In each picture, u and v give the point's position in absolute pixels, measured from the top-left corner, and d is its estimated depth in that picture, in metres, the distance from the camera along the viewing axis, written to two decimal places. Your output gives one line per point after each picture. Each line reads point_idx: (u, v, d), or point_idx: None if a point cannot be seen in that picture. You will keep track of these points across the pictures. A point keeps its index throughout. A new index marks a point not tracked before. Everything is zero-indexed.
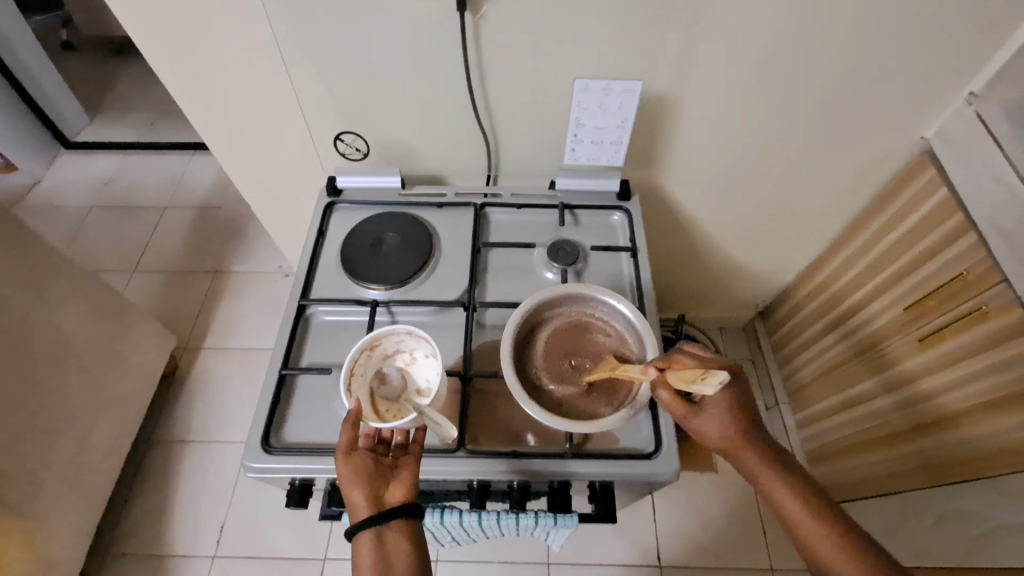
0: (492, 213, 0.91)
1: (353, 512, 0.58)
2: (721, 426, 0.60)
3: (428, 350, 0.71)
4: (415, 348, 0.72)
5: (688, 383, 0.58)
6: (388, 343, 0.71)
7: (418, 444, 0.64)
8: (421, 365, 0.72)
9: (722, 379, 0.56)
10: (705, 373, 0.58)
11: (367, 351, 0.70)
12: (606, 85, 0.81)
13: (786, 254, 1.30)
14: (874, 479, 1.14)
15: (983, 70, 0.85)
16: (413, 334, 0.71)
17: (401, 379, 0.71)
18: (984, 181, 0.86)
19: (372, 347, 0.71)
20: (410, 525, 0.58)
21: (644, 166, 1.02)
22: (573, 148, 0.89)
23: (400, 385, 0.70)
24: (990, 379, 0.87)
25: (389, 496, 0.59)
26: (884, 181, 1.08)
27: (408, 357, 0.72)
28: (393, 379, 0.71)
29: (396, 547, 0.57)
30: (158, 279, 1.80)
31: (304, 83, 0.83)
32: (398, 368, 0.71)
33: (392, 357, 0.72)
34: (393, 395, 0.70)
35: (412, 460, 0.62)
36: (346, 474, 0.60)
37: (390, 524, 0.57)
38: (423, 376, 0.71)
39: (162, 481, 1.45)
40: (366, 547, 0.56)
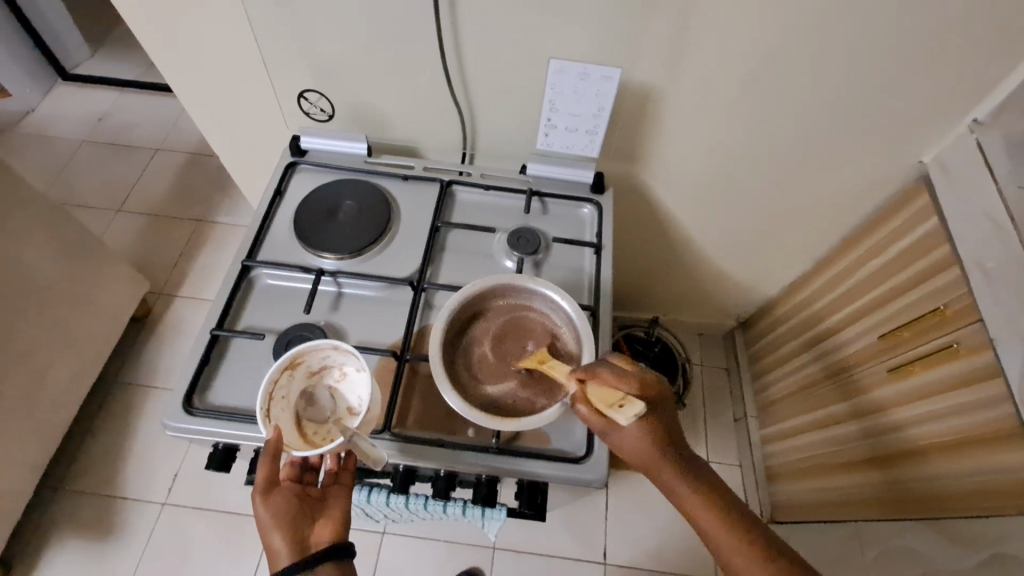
0: (459, 191, 0.87)
1: (274, 558, 0.56)
2: (639, 442, 0.56)
3: (356, 365, 0.65)
4: (344, 363, 0.67)
5: (605, 408, 0.55)
6: (314, 360, 0.66)
7: (348, 471, 0.65)
8: (352, 380, 0.67)
9: (637, 412, 0.53)
10: (623, 399, 0.55)
11: (289, 371, 0.64)
12: (584, 69, 0.77)
13: (770, 267, 1.26)
14: (825, 504, 1.13)
15: (990, 96, 0.80)
16: (340, 348, 0.65)
17: (331, 398, 0.66)
18: (973, 214, 0.82)
19: (294, 365, 0.65)
20: (338, 565, 0.56)
21: (628, 160, 0.98)
22: (547, 133, 0.85)
23: (329, 406, 0.66)
24: (948, 421, 0.84)
25: (315, 538, 0.58)
26: (877, 203, 1.03)
27: (338, 372, 0.67)
28: (321, 398, 0.66)
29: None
30: (140, 222, 1.78)
31: (268, 35, 0.79)
32: (327, 385, 0.67)
33: (319, 374, 0.67)
34: (322, 416, 0.66)
35: (340, 492, 0.62)
36: (268, 518, 0.57)
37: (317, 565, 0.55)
38: (354, 393, 0.66)
39: (121, 424, 1.45)
40: None
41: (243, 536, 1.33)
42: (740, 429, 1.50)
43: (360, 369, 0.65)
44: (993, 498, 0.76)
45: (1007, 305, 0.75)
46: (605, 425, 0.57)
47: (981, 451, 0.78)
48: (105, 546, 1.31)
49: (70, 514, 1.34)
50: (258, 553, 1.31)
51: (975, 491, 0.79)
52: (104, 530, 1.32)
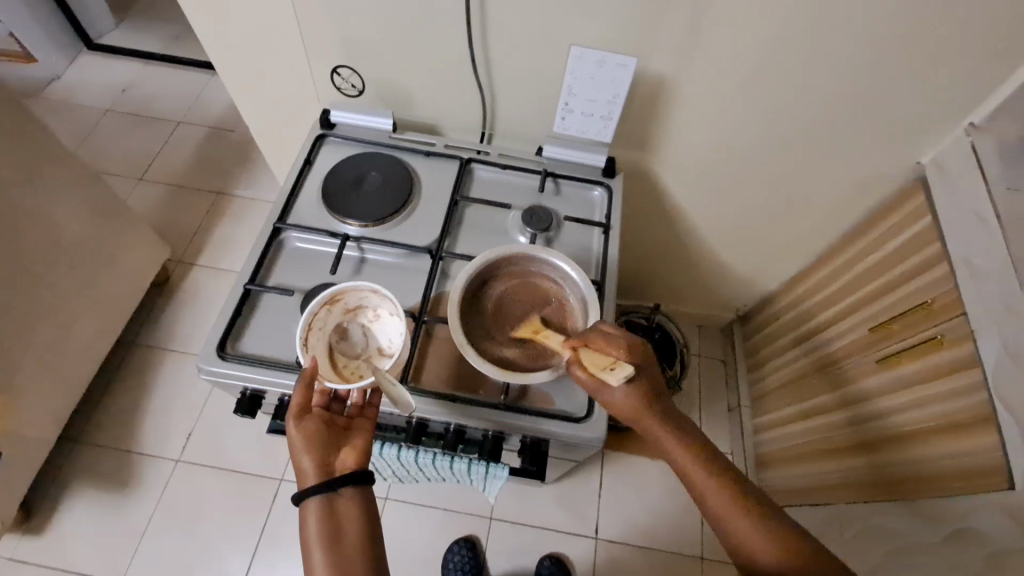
0: (477, 169, 0.92)
1: (302, 478, 0.61)
2: (632, 403, 0.61)
3: (391, 310, 0.73)
4: (379, 306, 0.74)
5: (597, 370, 0.61)
6: (352, 299, 0.73)
7: (373, 407, 0.69)
8: (384, 323, 0.74)
9: (627, 374, 0.59)
10: (614, 363, 0.61)
11: (328, 306, 0.71)
12: (601, 57, 0.81)
13: (771, 261, 1.31)
14: (810, 489, 1.18)
15: (986, 101, 0.85)
16: (378, 293, 0.72)
17: (363, 336, 0.74)
18: (964, 213, 0.86)
19: (332, 303, 0.72)
20: (360, 491, 0.61)
21: (639, 148, 1.03)
22: (564, 117, 0.90)
23: (361, 343, 0.73)
24: (928, 409, 0.89)
25: (340, 465, 0.63)
26: (877, 201, 1.08)
27: (372, 314, 0.75)
28: (352, 335, 0.73)
29: (345, 512, 0.60)
30: (162, 192, 1.83)
31: (306, 9, 0.83)
32: (361, 325, 0.74)
33: (355, 313, 0.74)
34: (351, 352, 0.73)
35: (365, 426, 0.67)
36: (301, 442, 0.62)
37: (341, 489, 0.60)
38: (385, 335, 0.74)
39: (138, 384, 1.51)
40: (314, 516, 0.59)
41: (252, 493, 1.40)
42: (733, 418, 1.55)
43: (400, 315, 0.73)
44: (961, 479, 0.81)
45: (989, 300, 0.79)
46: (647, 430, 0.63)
47: (955, 436, 0.83)
48: (121, 496, 1.37)
49: (87, 465, 1.41)
50: (266, 511, 1.38)
51: (947, 473, 0.84)
52: (120, 482, 1.39)
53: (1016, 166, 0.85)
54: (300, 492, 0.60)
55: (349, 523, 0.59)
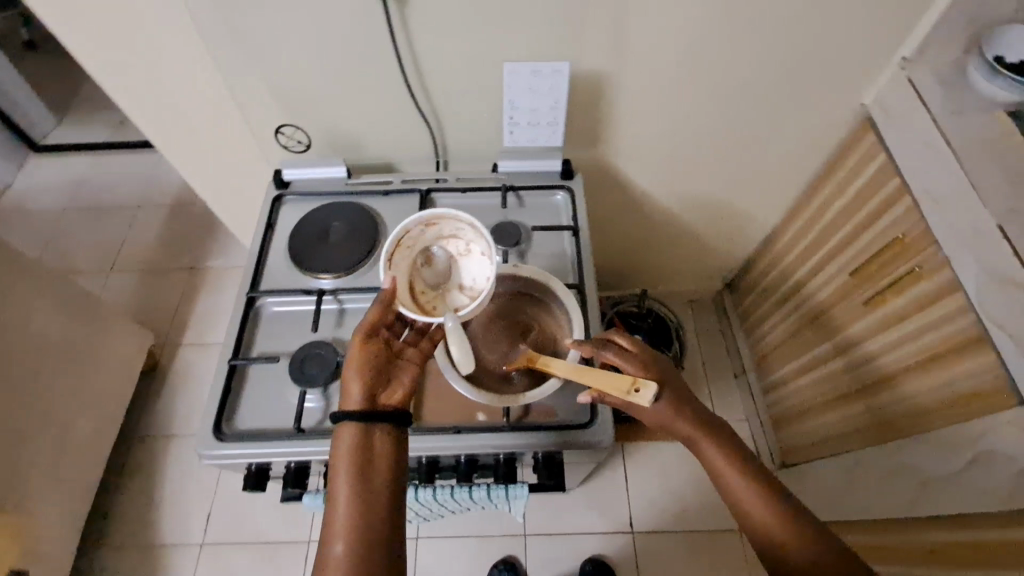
0: (439, 198, 0.93)
1: (345, 399, 0.61)
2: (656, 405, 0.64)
3: (483, 248, 0.73)
4: (472, 242, 0.74)
5: (622, 396, 0.61)
6: (448, 227, 0.75)
7: (430, 344, 0.69)
8: (472, 259, 0.74)
9: (654, 392, 0.60)
10: (635, 382, 0.61)
11: (424, 226, 0.75)
12: (534, 67, 0.83)
13: (745, 226, 1.32)
14: (829, 440, 1.19)
15: (911, 35, 0.88)
16: (475, 227, 0.74)
17: (449, 267, 0.74)
18: (916, 145, 0.88)
19: (430, 223, 0.75)
20: (395, 430, 0.61)
21: (592, 145, 1.03)
22: (512, 131, 0.91)
23: (446, 273, 0.73)
24: (923, 340, 0.90)
25: (384, 399, 0.63)
26: (832, 149, 1.09)
27: (464, 246, 0.75)
28: (438, 262, 0.74)
29: (379, 448, 0.59)
30: (134, 279, 1.81)
31: (235, 77, 0.83)
32: (450, 253, 0.74)
33: (448, 240, 0.75)
34: (432, 279, 0.73)
35: (416, 359, 0.67)
36: (357, 356, 0.64)
37: (379, 423, 0.60)
38: (469, 273, 0.73)
39: (148, 476, 1.49)
40: (347, 443, 0.59)
41: (283, 561, 1.37)
42: (742, 385, 1.56)
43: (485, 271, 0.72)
44: (969, 402, 0.82)
45: (956, 225, 0.81)
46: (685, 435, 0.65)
47: (954, 362, 0.84)
48: None
49: (111, 568, 1.38)
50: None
51: (955, 399, 0.84)
52: None
53: (954, 91, 0.87)
54: (340, 412, 0.60)
55: (380, 460, 0.59)
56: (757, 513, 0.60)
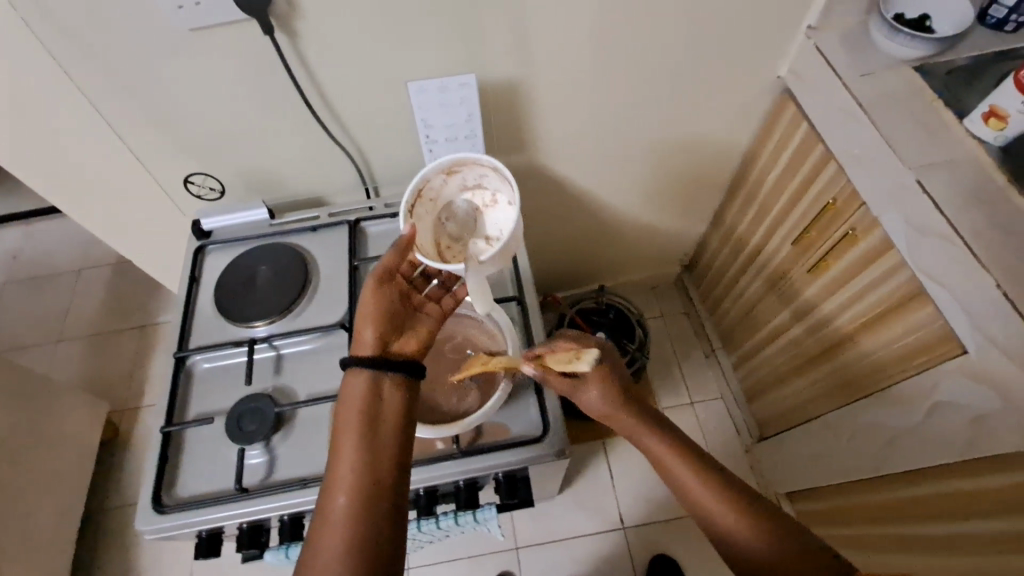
0: (369, 227, 0.90)
1: (359, 344, 0.63)
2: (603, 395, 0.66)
3: (508, 197, 0.71)
4: (498, 192, 0.73)
5: (567, 365, 0.63)
6: (470, 174, 0.73)
7: (450, 299, 0.70)
8: (497, 209, 0.72)
9: (594, 356, 0.61)
10: (577, 352, 0.63)
11: (444, 174, 0.73)
12: (441, 83, 0.81)
13: (690, 209, 1.33)
14: (799, 408, 1.19)
15: (812, 3, 0.88)
16: (498, 171, 0.72)
17: (473, 216, 0.73)
18: (832, 111, 0.88)
19: (450, 172, 0.73)
20: (405, 382, 0.61)
21: (521, 150, 1.02)
22: (431, 149, 0.89)
23: (472, 224, 0.73)
24: (867, 299, 0.91)
25: (398, 347, 0.64)
26: (758, 122, 1.10)
27: (489, 197, 0.74)
28: (461, 215, 0.74)
29: (388, 398, 0.60)
30: (83, 347, 1.74)
31: (133, 131, 0.80)
32: (474, 204, 0.74)
33: (472, 189, 0.74)
34: (456, 230, 0.73)
35: (434, 312, 0.68)
36: (377, 299, 0.65)
37: (389, 373, 0.61)
38: (495, 224, 0.72)
39: (122, 549, 1.43)
40: (357, 389, 0.59)
41: None
42: (713, 363, 1.57)
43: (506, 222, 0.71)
44: (919, 355, 0.82)
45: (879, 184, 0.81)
46: (633, 434, 0.66)
47: (899, 317, 0.85)
48: None
49: None
50: None
51: (906, 353, 0.85)
52: None
53: (859, 53, 0.88)
54: (354, 359, 0.61)
55: (390, 412, 0.59)
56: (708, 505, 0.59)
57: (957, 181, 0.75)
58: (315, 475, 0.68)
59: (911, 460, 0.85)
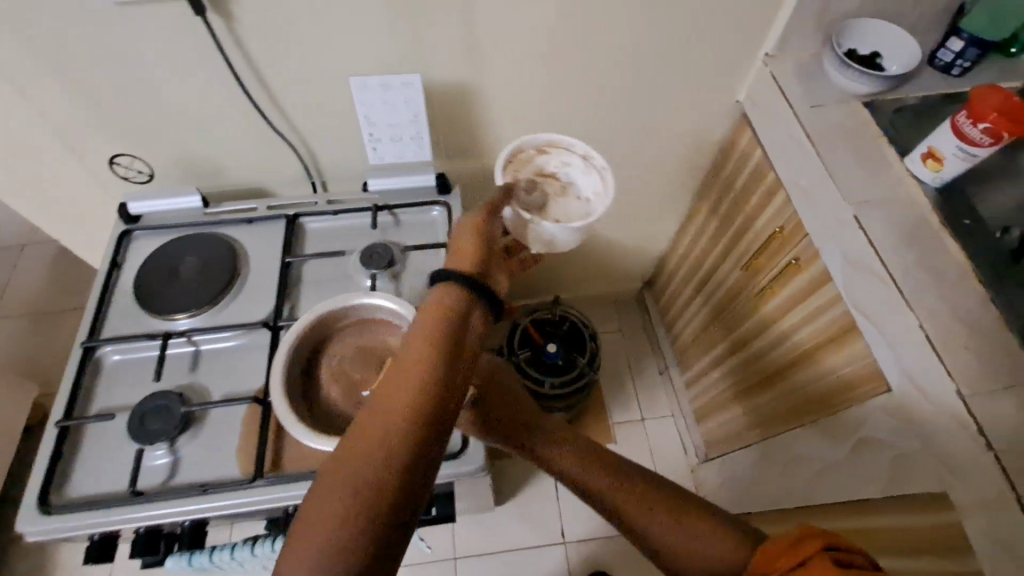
0: (308, 223, 0.86)
1: (438, 267, 0.51)
2: (508, 427, 0.62)
3: (594, 191, 0.67)
4: (580, 183, 0.68)
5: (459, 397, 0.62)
6: (555, 160, 0.69)
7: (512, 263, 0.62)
8: (567, 200, 0.67)
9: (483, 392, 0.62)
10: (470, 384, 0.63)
11: (540, 151, 0.69)
12: (384, 82, 0.79)
13: (650, 226, 1.33)
14: (743, 431, 1.20)
15: (770, 32, 0.89)
16: (587, 161, 0.68)
17: (543, 200, 0.66)
18: (782, 140, 0.89)
19: (543, 148, 0.70)
20: (482, 320, 0.49)
21: (476, 156, 1.00)
22: (375, 148, 0.87)
23: (541, 205, 0.65)
24: (807, 329, 0.91)
25: (479, 275, 0.52)
26: (717, 146, 1.11)
27: (562, 186, 0.68)
28: (538, 193, 0.67)
29: (468, 330, 0.47)
30: (17, 327, 1.66)
31: (53, 105, 0.75)
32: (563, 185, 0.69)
33: (552, 175, 0.69)
34: (522, 206, 0.64)
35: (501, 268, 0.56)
36: (469, 218, 0.58)
37: (469, 300, 0.48)
38: (564, 212, 0.66)
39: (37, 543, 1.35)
40: (434, 309, 0.47)
41: None
42: (666, 381, 1.57)
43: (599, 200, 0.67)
44: (850, 389, 0.83)
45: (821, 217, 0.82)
46: (560, 469, 0.60)
47: (834, 350, 0.85)
48: None
49: None
50: None
51: (839, 386, 0.86)
52: None
53: (812, 84, 0.89)
54: (454, 271, 0.50)
55: (466, 348, 0.46)
56: (659, 527, 0.54)
57: (891, 218, 0.76)
58: (216, 481, 0.65)
59: (835, 492, 0.85)
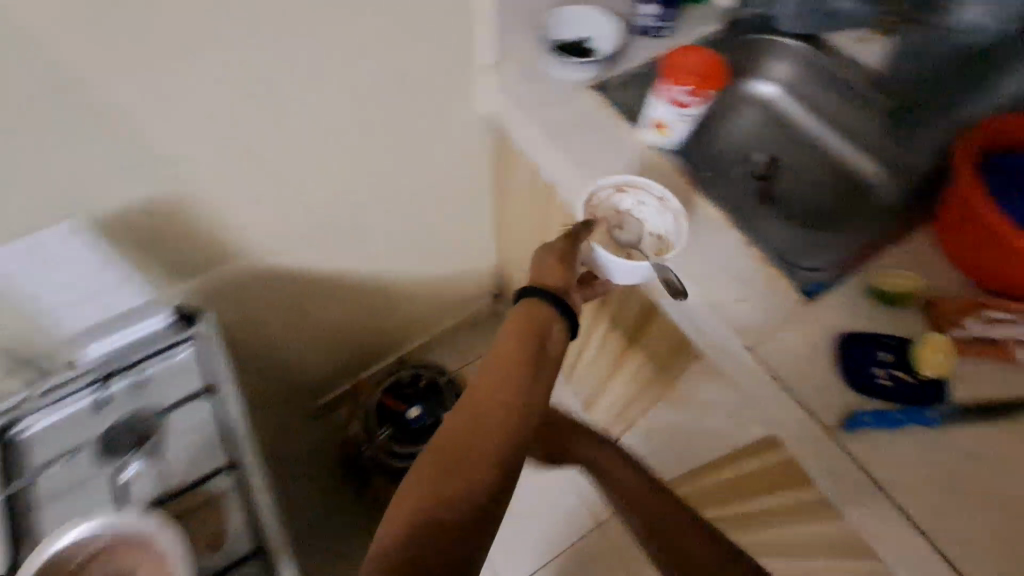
0: (30, 431, 0.73)
1: (539, 277, 0.64)
2: None
3: (658, 229, 0.74)
4: (651, 218, 0.74)
5: None
6: (631, 199, 0.74)
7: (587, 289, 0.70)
8: (646, 227, 0.74)
9: None
10: None
11: (618, 189, 0.74)
12: (29, 243, 0.69)
13: (468, 249, 1.28)
14: (624, 413, 1.19)
15: (477, 39, 0.86)
16: (664, 202, 0.73)
17: (635, 231, 0.75)
18: (529, 141, 0.87)
19: (620, 188, 0.74)
20: (560, 329, 0.62)
21: (227, 257, 0.88)
22: (66, 310, 0.78)
23: (629, 237, 0.75)
24: (625, 311, 0.92)
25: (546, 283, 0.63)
26: (490, 158, 1.08)
27: (642, 218, 0.74)
28: (629, 226, 0.75)
29: (553, 335, 0.61)
30: None
31: None
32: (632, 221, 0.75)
33: (626, 212, 0.75)
34: (615, 237, 0.75)
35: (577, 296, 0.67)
36: (554, 242, 0.67)
37: (557, 307, 0.62)
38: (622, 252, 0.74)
39: None
40: (523, 312, 0.61)
41: None
42: None
43: (638, 252, 0.74)
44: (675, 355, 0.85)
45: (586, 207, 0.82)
46: None
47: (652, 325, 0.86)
48: None
49: None
50: None
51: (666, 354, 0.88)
52: None
53: (536, 79, 0.88)
54: (535, 287, 0.63)
55: (556, 348, 0.60)
56: None
57: None
58: None
59: None
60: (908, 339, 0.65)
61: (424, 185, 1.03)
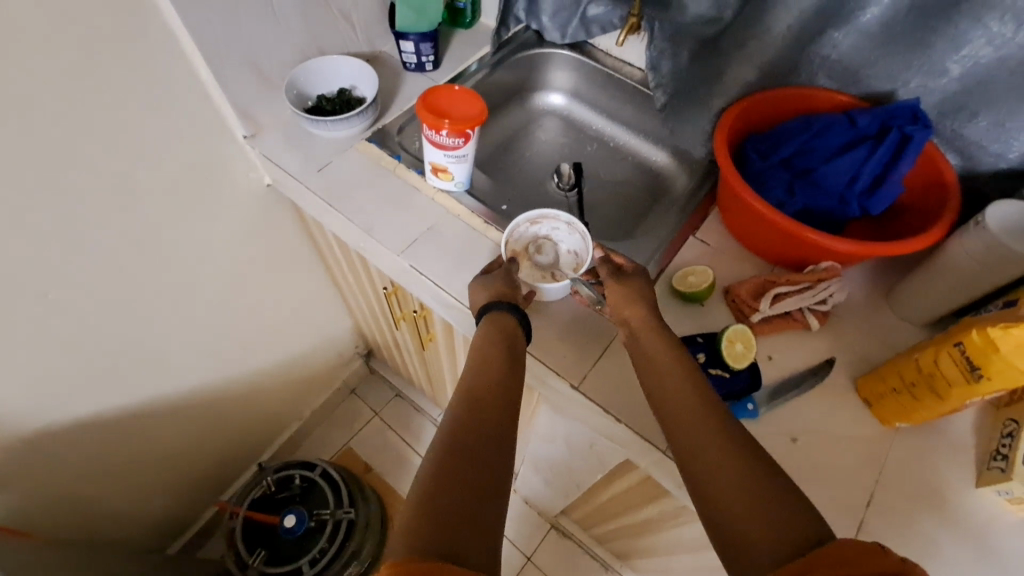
0: None
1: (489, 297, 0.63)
2: None
3: (575, 250, 0.71)
4: (564, 241, 0.71)
5: None
6: (543, 228, 0.71)
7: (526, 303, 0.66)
8: (563, 252, 0.71)
9: None
10: None
11: (529, 223, 0.71)
12: None
13: (310, 324, 1.16)
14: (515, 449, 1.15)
15: (224, 117, 0.76)
16: (572, 226, 0.70)
17: (553, 259, 0.71)
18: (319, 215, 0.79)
19: (533, 221, 0.71)
20: (519, 333, 0.61)
21: None
22: None
23: (548, 264, 0.70)
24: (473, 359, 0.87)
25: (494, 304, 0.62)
26: (297, 229, 0.97)
27: (557, 247, 0.71)
28: (545, 253, 0.71)
29: (513, 339, 0.60)
30: None
31: None
32: (547, 252, 0.71)
33: (542, 241, 0.72)
34: (537, 269, 0.70)
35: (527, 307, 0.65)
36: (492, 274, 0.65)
37: (511, 314, 0.61)
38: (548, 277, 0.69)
39: None
40: (487, 325, 0.60)
41: None
42: None
43: (558, 272, 0.70)
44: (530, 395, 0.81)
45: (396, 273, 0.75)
46: None
47: None
48: None
49: None
50: None
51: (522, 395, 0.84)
52: None
53: (307, 147, 0.80)
54: (496, 299, 0.62)
55: (518, 349, 0.60)
56: None
57: (443, 245, 0.72)
58: None
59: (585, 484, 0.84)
60: (716, 333, 0.64)
61: (226, 280, 0.90)
